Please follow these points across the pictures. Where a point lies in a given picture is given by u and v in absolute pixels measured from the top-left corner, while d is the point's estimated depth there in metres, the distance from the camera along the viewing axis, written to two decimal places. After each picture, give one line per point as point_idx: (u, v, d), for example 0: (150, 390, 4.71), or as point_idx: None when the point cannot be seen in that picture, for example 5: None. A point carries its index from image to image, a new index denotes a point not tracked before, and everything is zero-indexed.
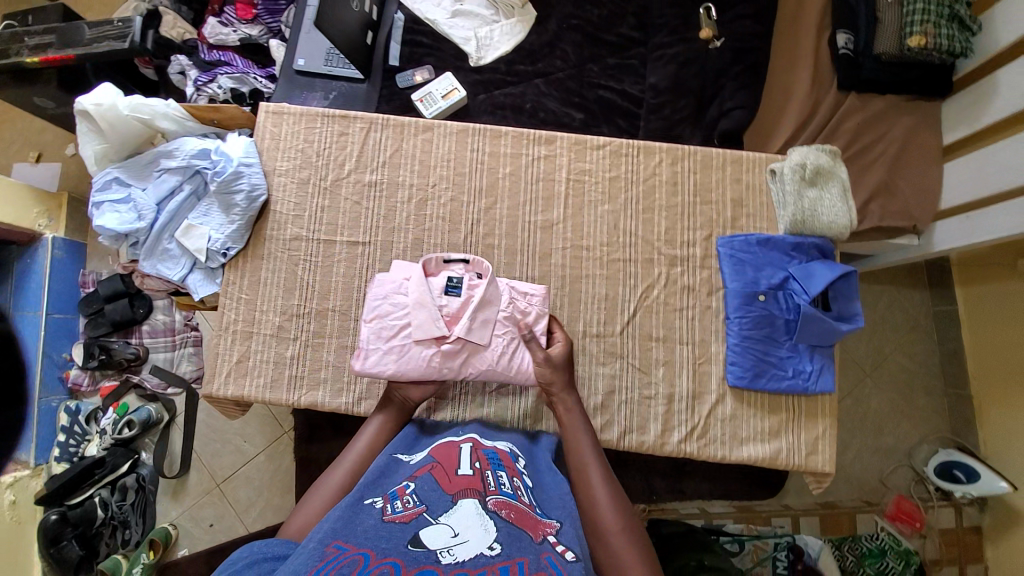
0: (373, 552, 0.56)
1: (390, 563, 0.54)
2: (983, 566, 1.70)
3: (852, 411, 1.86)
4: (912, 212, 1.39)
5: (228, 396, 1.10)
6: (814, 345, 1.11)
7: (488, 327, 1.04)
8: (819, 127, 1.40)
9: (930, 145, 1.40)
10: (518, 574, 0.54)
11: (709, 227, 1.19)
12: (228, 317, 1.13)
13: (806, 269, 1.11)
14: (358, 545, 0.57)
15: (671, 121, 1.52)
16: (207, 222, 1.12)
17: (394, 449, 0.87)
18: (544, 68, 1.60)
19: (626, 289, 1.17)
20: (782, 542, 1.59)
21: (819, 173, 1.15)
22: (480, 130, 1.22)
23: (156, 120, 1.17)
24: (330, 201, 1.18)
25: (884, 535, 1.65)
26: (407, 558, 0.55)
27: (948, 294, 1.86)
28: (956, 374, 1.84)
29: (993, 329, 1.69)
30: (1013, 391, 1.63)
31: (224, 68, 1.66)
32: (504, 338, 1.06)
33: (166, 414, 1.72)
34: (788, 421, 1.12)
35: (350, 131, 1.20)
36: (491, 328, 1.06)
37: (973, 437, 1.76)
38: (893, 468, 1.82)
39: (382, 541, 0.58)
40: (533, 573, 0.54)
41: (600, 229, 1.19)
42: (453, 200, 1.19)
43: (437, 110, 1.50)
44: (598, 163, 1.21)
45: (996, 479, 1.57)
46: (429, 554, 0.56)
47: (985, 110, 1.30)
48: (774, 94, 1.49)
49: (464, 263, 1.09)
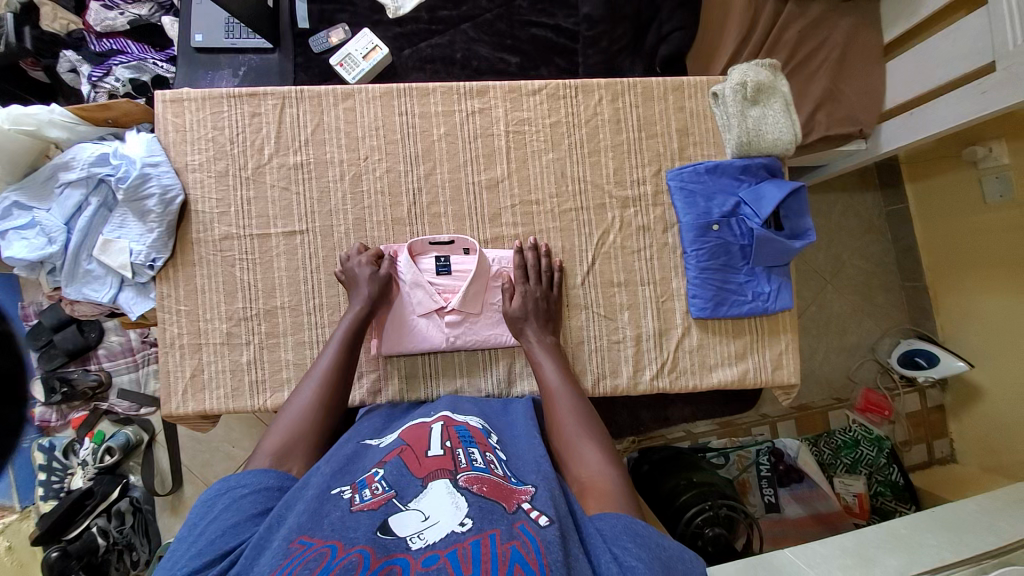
0: (340, 543, 0.59)
1: (359, 551, 0.58)
2: (946, 440, 1.83)
3: (816, 319, 1.94)
4: (856, 116, 1.37)
5: (190, 412, 1.07)
6: (770, 266, 1.12)
7: (483, 296, 1.09)
8: (761, 40, 1.35)
9: (871, 44, 1.37)
10: (489, 546, 0.58)
11: (657, 161, 1.16)
12: (172, 331, 1.07)
13: (756, 192, 1.10)
14: (324, 539, 0.61)
15: (610, 53, 1.44)
16: (125, 234, 1.03)
17: (361, 435, 0.89)
18: (470, 11, 1.47)
19: (582, 238, 1.14)
20: (763, 448, 1.69)
21: (760, 90, 1.11)
22: (405, 91, 1.13)
23: (43, 130, 1.03)
24: (257, 191, 1.09)
25: (856, 427, 1.76)
26: (377, 546, 0.59)
27: (900, 193, 1.90)
28: (912, 269, 1.91)
29: (944, 221, 1.74)
30: (968, 277, 1.70)
31: (118, 58, 1.49)
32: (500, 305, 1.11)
33: (145, 435, 1.67)
34: (752, 342, 1.15)
35: (263, 110, 1.10)
36: (485, 296, 1.10)
37: (930, 324, 1.87)
38: (859, 364, 1.93)
39: (349, 531, 0.61)
40: (503, 544, 0.59)
41: (547, 181, 1.14)
42: (390, 170, 1.12)
43: (361, 73, 1.38)
44: (536, 110, 1.15)
45: (953, 359, 1.67)
46: (398, 542, 0.60)
47: (921, 2, 1.27)
48: (713, 9, 1.43)
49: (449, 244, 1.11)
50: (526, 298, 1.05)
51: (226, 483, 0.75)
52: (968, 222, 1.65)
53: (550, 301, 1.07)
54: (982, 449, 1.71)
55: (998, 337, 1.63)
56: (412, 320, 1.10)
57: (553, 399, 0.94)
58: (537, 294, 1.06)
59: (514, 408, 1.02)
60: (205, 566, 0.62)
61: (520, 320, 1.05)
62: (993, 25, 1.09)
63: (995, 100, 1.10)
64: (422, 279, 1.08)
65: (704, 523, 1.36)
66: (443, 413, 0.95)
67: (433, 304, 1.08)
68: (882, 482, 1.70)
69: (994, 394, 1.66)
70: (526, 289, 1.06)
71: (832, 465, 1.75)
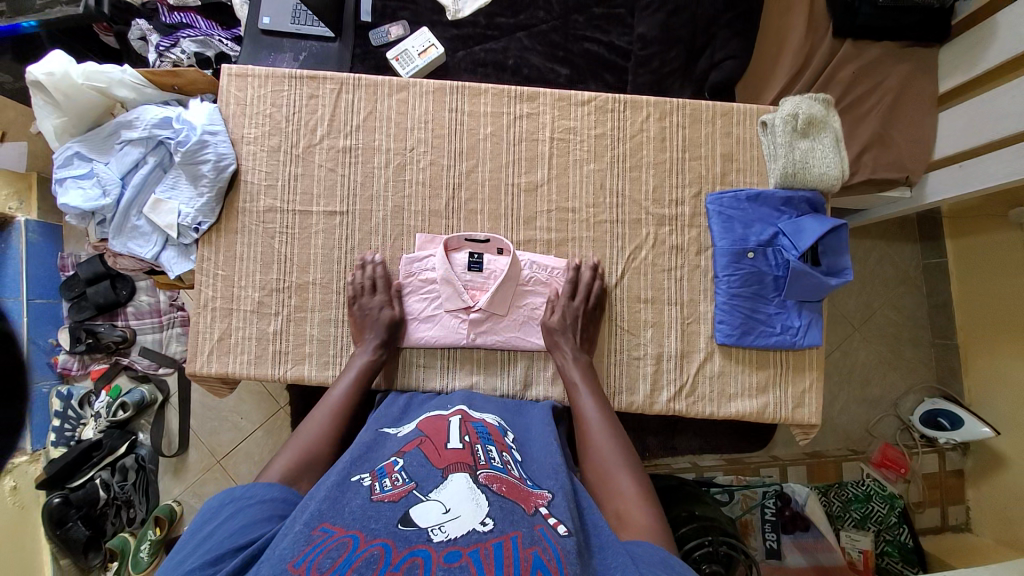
0: (362, 534, 0.59)
1: (380, 545, 0.58)
2: (963, 507, 1.75)
3: (839, 364, 1.89)
4: (904, 163, 1.35)
5: (212, 374, 1.09)
6: (802, 301, 1.10)
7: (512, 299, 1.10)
8: (813, 78, 1.35)
9: (925, 93, 1.35)
10: (510, 549, 0.58)
11: (698, 183, 1.16)
12: (206, 294, 1.10)
13: (796, 225, 1.08)
14: (346, 528, 0.61)
15: (660, 74, 1.45)
16: (175, 196, 1.07)
17: (379, 424, 0.89)
18: (526, 20, 1.50)
19: (614, 251, 1.14)
20: (770, 491, 1.64)
21: (811, 123, 1.10)
22: (457, 88, 1.15)
23: (112, 88, 1.08)
24: (304, 168, 1.13)
25: (870, 482, 1.70)
26: (398, 539, 0.59)
27: (939, 247, 1.85)
28: (944, 325, 1.86)
29: (982, 279, 1.69)
30: (1002, 341, 1.64)
31: (186, 31, 1.55)
32: (526, 309, 1.12)
33: (159, 395, 1.70)
34: (775, 377, 1.13)
35: (320, 93, 1.14)
36: (513, 299, 1.11)
37: (957, 384, 1.81)
38: (880, 417, 1.87)
39: (370, 522, 0.61)
40: (524, 548, 0.59)
41: (586, 190, 1.15)
42: (433, 163, 1.14)
43: (414, 69, 1.42)
44: (583, 121, 1.16)
45: (979, 424, 1.60)
46: (419, 533, 0.60)
47: (982, 56, 1.26)
48: (768, 42, 1.43)
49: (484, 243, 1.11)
50: (566, 313, 1.06)
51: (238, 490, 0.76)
52: (1007, 284, 1.60)
53: (590, 318, 1.07)
54: (1001, 523, 1.63)
55: None
56: (440, 313, 1.11)
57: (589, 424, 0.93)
58: (578, 311, 1.07)
59: (531, 412, 1.01)
60: (215, 559, 0.63)
61: (556, 332, 1.05)
62: None
63: None
64: (454, 277, 1.07)
65: (702, 558, 1.30)
66: (460, 407, 0.95)
67: (462, 300, 1.08)
68: (890, 541, 1.64)
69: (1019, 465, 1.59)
70: (569, 305, 1.07)
71: (840, 517, 1.68)
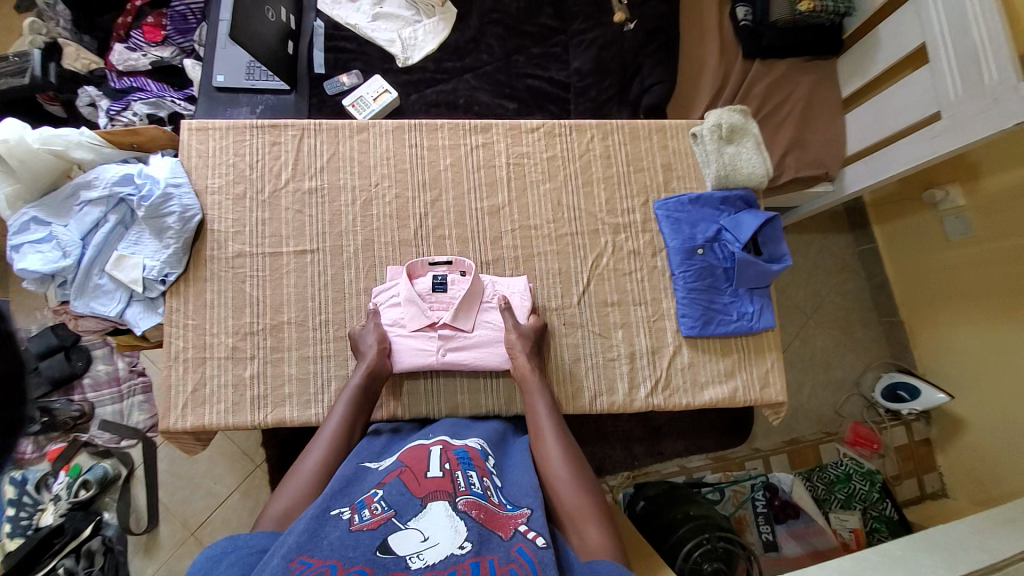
0: (339, 562, 0.61)
1: (358, 572, 0.60)
2: (937, 474, 1.84)
3: (799, 351, 2.02)
4: (822, 161, 1.53)
5: (187, 427, 1.06)
6: (752, 288, 1.21)
7: (472, 313, 1.13)
8: (732, 94, 1.53)
9: (830, 100, 1.56)
10: (487, 571, 0.62)
11: (645, 193, 1.27)
12: (177, 346, 1.08)
13: (735, 220, 1.20)
14: (324, 558, 0.62)
15: (598, 102, 1.59)
16: (139, 251, 1.07)
17: (360, 457, 0.88)
18: (472, 63, 1.63)
19: (577, 261, 1.22)
20: (757, 483, 1.70)
21: (733, 132, 1.25)
22: (416, 126, 1.23)
23: (70, 150, 1.08)
24: (271, 212, 1.15)
25: (847, 461, 1.79)
26: (375, 565, 0.61)
27: (867, 234, 2.06)
28: (886, 303, 2.03)
29: (913, 258, 1.89)
30: (940, 311, 1.81)
31: (138, 94, 1.58)
32: (489, 324, 1.14)
33: (124, 469, 1.60)
34: (740, 361, 1.21)
35: (282, 140, 1.19)
36: (475, 315, 1.14)
37: (909, 357, 1.96)
38: (846, 398, 2.00)
39: (348, 550, 0.63)
40: (502, 569, 0.63)
41: (545, 208, 1.23)
42: (399, 196, 1.19)
43: (371, 113, 1.50)
44: (534, 146, 1.26)
45: (935, 391, 1.73)
46: (397, 561, 0.62)
47: (871, 63, 1.46)
48: (689, 69, 1.62)
49: (447, 264, 1.17)
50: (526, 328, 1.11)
51: (234, 541, 0.71)
52: (936, 258, 1.80)
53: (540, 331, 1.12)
54: (975, 485, 1.71)
55: (977, 370, 1.70)
56: (405, 335, 1.12)
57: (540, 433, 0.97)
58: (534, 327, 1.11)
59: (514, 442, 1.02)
60: None
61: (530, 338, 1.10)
62: (937, 83, 1.26)
63: (945, 145, 1.23)
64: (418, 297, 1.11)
65: (702, 557, 1.34)
66: (443, 436, 0.96)
67: (425, 319, 1.12)
68: (876, 517, 1.71)
69: (979, 425, 1.70)
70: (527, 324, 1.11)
71: (826, 500, 1.76)
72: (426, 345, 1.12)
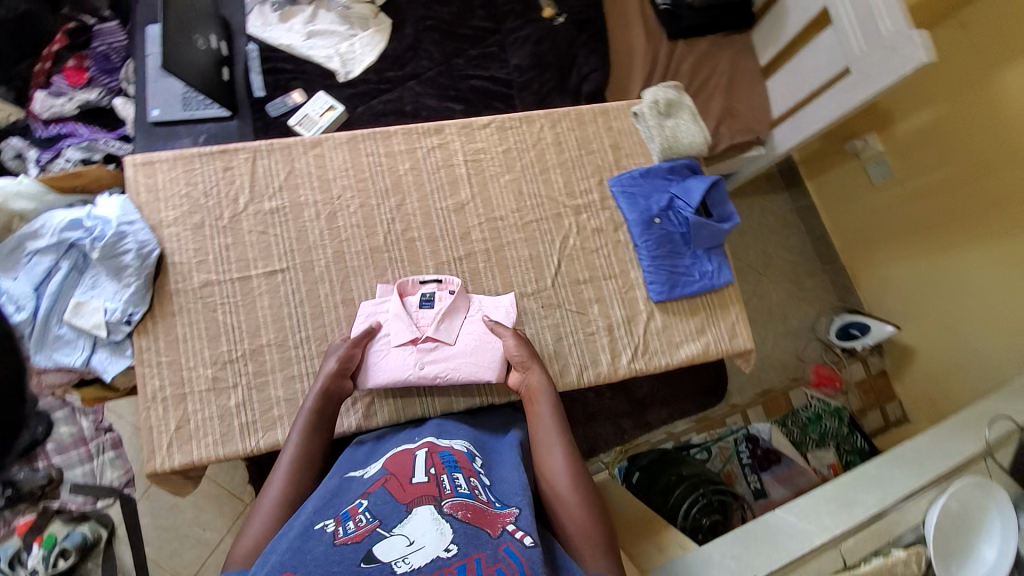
0: None
1: None
2: (897, 403, 2.01)
3: (759, 306, 2.16)
4: (754, 127, 1.66)
5: (175, 467, 1.03)
6: (708, 248, 1.30)
7: (455, 327, 1.13)
8: (665, 73, 1.64)
9: (753, 69, 1.69)
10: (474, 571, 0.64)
11: (599, 173, 1.33)
12: (153, 386, 1.05)
13: (684, 186, 1.29)
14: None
15: (541, 94, 1.66)
16: (98, 294, 1.04)
17: (345, 471, 0.90)
18: (414, 70, 1.66)
19: (546, 245, 1.27)
20: (739, 437, 1.82)
21: (670, 105, 1.35)
22: (369, 135, 1.25)
23: (9, 201, 1.05)
24: (234, 237, 1.14)
25: (816, 403, 1.93)
26: None
27: (804, 190, 2.23)
28: (827, 252, 2.19)
29: (846, 205, 2.08)
30: (877, 249, 2.00)
31: (68, 140, 1.51)
32: (472, 339, 1.14)
33: (104, 530, 1.52)
34: (707, 318, 1.30)
35: (235, 164, 1.18)
36: (459, 329, 1.14)
37: (856, 298, 2.12)
38: (806, 343, 2.14)
39: (333, 565, 0.64)
40: (489, 568, 0.65)
41: (507, 199, 1.28)
42: (363, 205, 1.21)
43: (319, 129, 1.51)
44: (488, 141, 1.30)
45: (882, 324, 1.91)
46: (383, 568, 0.64)
47: (782, 30, 1.59)
48: (622, 55, 1.71)
49: (436, 281, 1.18)
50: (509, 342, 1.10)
51: None
52: (866, 201, 2.00)
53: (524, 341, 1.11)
54: (931, 405, 1.90)
55: (916, 295, 1.89)
56: (388, 350, 1.12)
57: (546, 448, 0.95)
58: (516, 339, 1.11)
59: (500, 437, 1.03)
60: None
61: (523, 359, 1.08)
62: (841, 40, 1.40)
63: (857, 96, 1.37)
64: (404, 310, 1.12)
65: (700, 513, 1.44)
66: (428, 438, 0.97)
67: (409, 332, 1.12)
68: (851, 451, 1.84)
69: (925, 349, 1.89)
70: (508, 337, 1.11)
71: (803, 442, 1.88)
72: (408, 359, 1.12)
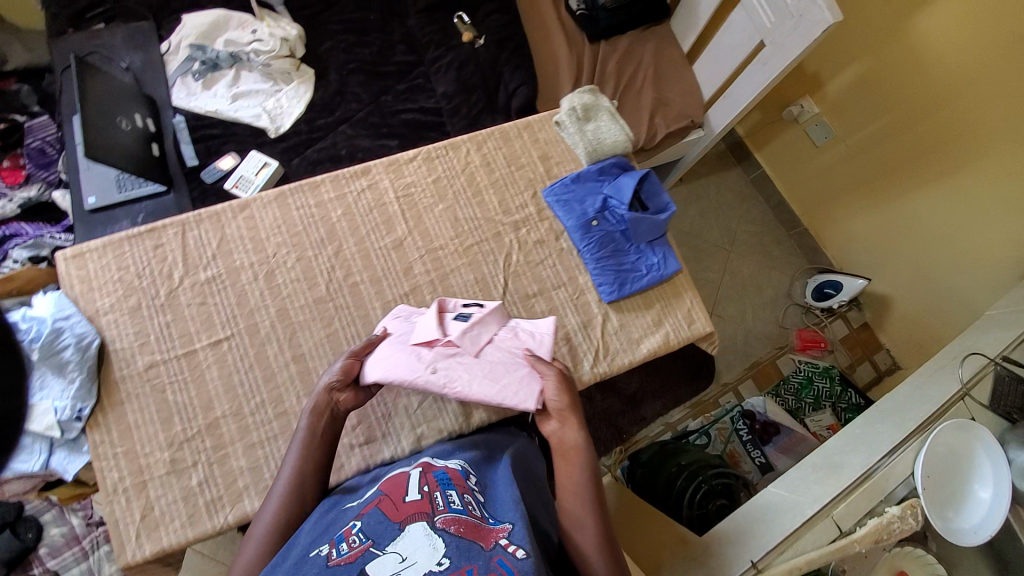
0: None
1: None
2: (885, 353, 2.01)
3: (730, 283, 2.16)
4: (685, 112, 1.68)
5: (145, 559, 1.00)
6: (650, 240, 1.31)
7: (483, 338, 1.10)
8: (585, 77, 1.67)
9: (675, 57, 1.73)
10: None
11: (533, 186, 1.35)
12: (111, 479, 1.04)
13: (616, 185, 1.30)
14: None
15: (472, 116, 1.68)
16: (45, 395, 1.03)
17: (341, 503, 0.87)
18: (344, 114, 1.68)
19: (490, 266, 1.27)
20: (735, 414, 1.82)
21: (587, 109, 1.37)
22: (297, 188, 1.26)
23: None
24: (174, 314, 1.14)
25: (804, 366, 1.93)
26: None
27: (752, 162, 2.26)
28: (788, 218, 2.21)
29: (798, 169, 2.10)
30: (835, 207, 2.02)
31: (13, 240, 1.49)
32: (495, 355, 1.10)
33: None
34: (663, 310, 1.30)
35: (165, 241, 1.18)
36: (485, 344, 1.11)
37: (823, 258, 2.13)
38: (784, 311, 2.13)
39: None
40: None
41: (444, 227, 1.28)
42: (301, 259, 1.21)
43: (256, 188, 1.51)
44: (417, 174, 1.32)
45: (854, 279, 1.93)
46: None
47: (695, 16, 1.63)
48: (545, 66, 1.74)
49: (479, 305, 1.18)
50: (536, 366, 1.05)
51: None
52: (815, 163, 2.02)
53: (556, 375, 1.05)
54: (918, 350, 1.90)
55: (882, 245, 1.91)
56: (405, 348, 1.09)
57: (578, 516, 0.89)
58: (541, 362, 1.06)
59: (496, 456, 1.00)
60: None
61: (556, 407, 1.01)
62: (751, 16, 1.44)
63: (775, 67, 1.40)
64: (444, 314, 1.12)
65: (705, 499, 1.43)
66: (427, 460, 0.96)
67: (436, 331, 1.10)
68: (848, 407, 1.84)
69: (901, 296, 1.91)
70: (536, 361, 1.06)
71: (799, 408, 1.87)
72: (420, 360, 1.08)
